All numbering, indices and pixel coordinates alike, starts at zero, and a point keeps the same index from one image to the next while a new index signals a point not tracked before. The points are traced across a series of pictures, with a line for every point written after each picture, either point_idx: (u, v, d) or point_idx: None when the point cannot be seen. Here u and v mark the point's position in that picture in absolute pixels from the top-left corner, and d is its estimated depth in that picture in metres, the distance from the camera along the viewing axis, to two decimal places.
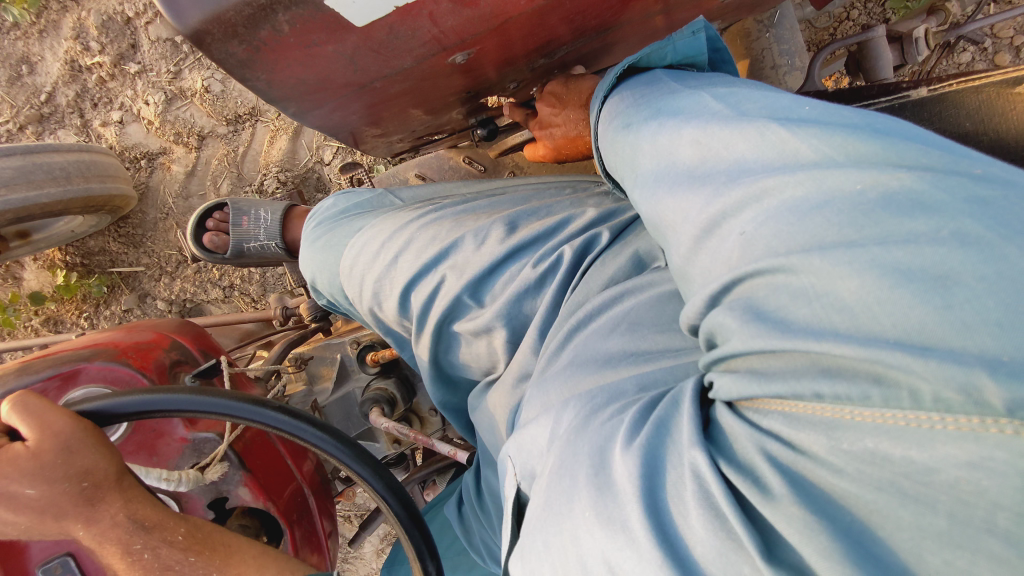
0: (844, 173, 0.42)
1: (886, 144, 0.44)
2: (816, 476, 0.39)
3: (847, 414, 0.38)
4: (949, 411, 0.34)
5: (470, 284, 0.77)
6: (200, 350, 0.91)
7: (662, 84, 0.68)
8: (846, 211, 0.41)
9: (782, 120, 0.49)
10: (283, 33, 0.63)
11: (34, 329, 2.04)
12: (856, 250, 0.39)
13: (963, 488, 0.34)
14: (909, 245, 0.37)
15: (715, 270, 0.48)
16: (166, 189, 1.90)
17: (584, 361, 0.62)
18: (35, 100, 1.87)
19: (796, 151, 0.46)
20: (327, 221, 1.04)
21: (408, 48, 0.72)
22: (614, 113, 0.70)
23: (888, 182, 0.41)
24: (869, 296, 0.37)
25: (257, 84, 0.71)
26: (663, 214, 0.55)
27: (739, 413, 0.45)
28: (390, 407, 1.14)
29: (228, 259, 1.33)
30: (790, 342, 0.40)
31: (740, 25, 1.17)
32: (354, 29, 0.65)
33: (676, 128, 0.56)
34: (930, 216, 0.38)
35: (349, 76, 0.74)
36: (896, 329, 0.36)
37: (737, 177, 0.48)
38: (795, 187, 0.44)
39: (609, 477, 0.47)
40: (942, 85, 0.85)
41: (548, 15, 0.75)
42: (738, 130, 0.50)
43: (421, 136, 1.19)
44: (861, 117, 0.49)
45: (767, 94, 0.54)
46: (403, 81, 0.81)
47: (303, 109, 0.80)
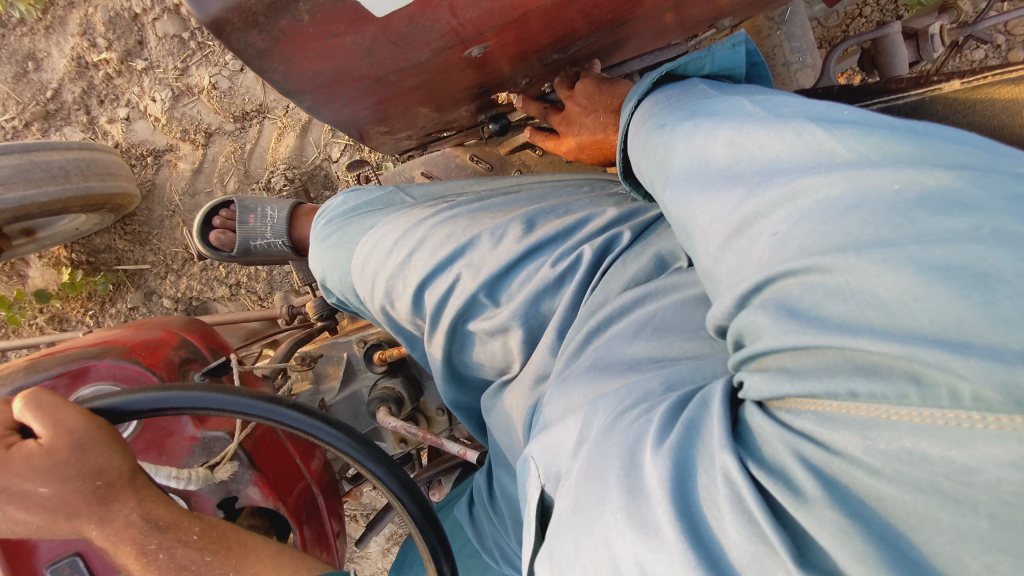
0: (879, 171, 0.45)
1: (924, 145, 0.47)
2: (850, 476, 0.41)
3: (883, 413, 0.40)
4: (989, 410, 0.36)
5: (486, 283, 0.76)
6: (209, 348, 0.90)
7: (697, 89, 0.68)
8: (882, 210, 0.43)
9: (819, 121, 0.52)
10: (303, 23, 0.62)
11: (39, 327, 2.03)
12: (892, 249, 0.41)
13: (1005, 489, 0.35)
14: (946, 244, 0.40)
15: (744, 270, 0.51)
16: (173, 186, 1.89)
17: (608, 363, 0.62)
18: (41, 97, 1.87)
19: (833, 150, 0.49)
20: (338, 218, 1.03)
21: (426, 40, 0.71)
22: (648, 115, 0.70)
23: (925, 181, 0.43)
24: (906, 293, 0.40)
25: (274, 76, 0.70)
26: (691, 215, 0.58)
27: (773, 414, 0.47)
28: (397, 406, 1.14)
29: (234, 258, 1.31)
30: (828, 339, 0.43)
31: (752, 21, 1.16)
32: (373, 19, 0.64)
33: (709, 129, 0.59)
34: (967, 214, 0.41)
35: (366, 68, 0.73)
36: (935, 326, 0.38)
37: (771, 176, 0.51)
38: (830, 187, 0.47)
39: (641, 475, 0.49)
40: (976, 77, 0.84)
41: (567, 7, 0.74)
42: (774, 131, 0.53)
43: (430, 133, 1.17)
44: (898, 121, 0.52)
45: (806, 100, 0.57)
46: (419, 75, 0.80)
47: (318, 102, 0.79)
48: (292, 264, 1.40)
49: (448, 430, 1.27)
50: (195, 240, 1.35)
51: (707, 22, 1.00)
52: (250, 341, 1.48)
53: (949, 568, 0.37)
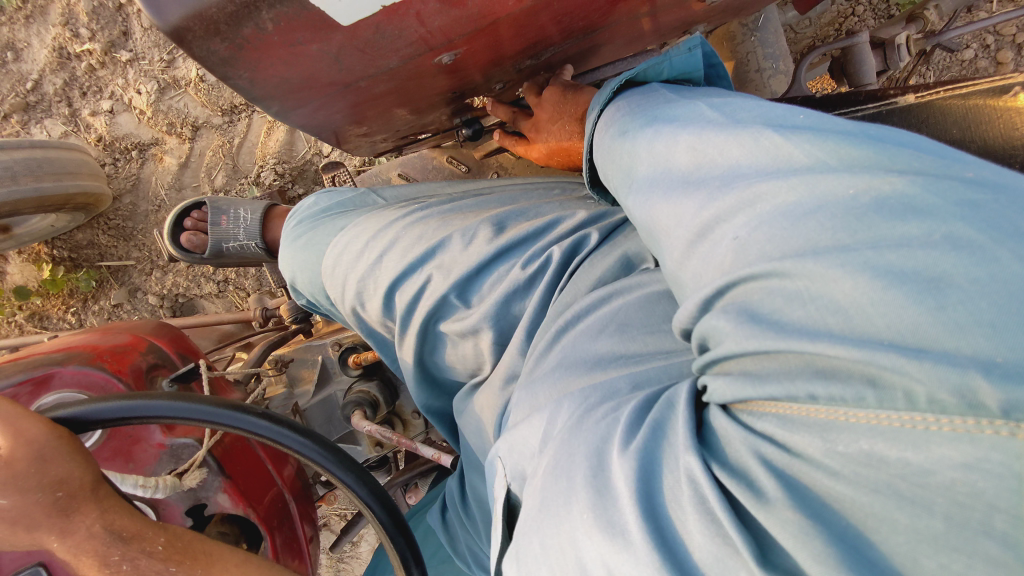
0: (836, 178, 0.47)
1: (879, 149, 0.48)
2: (811, 477, 0.41)
3: (841, 415, 0.41)
4: (944, 411, 0.37)
5: (457, 284, 0.76)
6: (177, 353, 0.89)
7: (657, 94, 0.69)
8: (839, 215, 0.45)
9: (776, 127, 0.53)
10: (267, 31, 0.61)
11: (18, 324, 2.00)
12: (850, 254, 0.42)
13: (959, 490, 0.36)
14: (901, 248, 0.41)
15: (708, 273, 0.52)
16: (158, 181, 1.87)
17: (573, 361, 0.63)
18: (21, 88, 1.84)
19: (790, 156, 0.50)
20: (308, 220, 1.02)
21: (394, 48, 0.70)
22: (611, 122, 0.70)
23: (880, 186, 0.45)
24: (865, 297, 0.41)
25: (239, 83, 0.69)
26: (656, 218, 0.59)
27: (735, 416, 0.48)
28: (372, 410, 1.14)
29: (208, 259, 1.29)
30: (790, 343, 0.43)
31: (726, 27, 1.17)
32: (339, 28, 0.63)
33: (671, 135, 0.59)
34: (923, 220, 0.42)
35: (334, 75, 0.73)
36: (891, 332, 0.40)
37: (730, 181, 0.52)
38: (788, 192, 0.48)
39: (606, 474, 0.49)
40: (929, 92, 0.87)
41: (539, 14, 0.74)
42: (733, 137, 0.54)
43: (405, 135, 1.17)
44: (856, 125, 0.53)
45: (761, 103, 0.58)
46: (388, 81, 0.79)
47: (286, 108, 0.78)
48: (268, 266, 1.38)
49: (424, 433, 1.26)
50: (167, 241, 1.32)
51: (681, 28, 1.01)
52: (224, 343, 1.46)
53: (906, 569, 0.38)
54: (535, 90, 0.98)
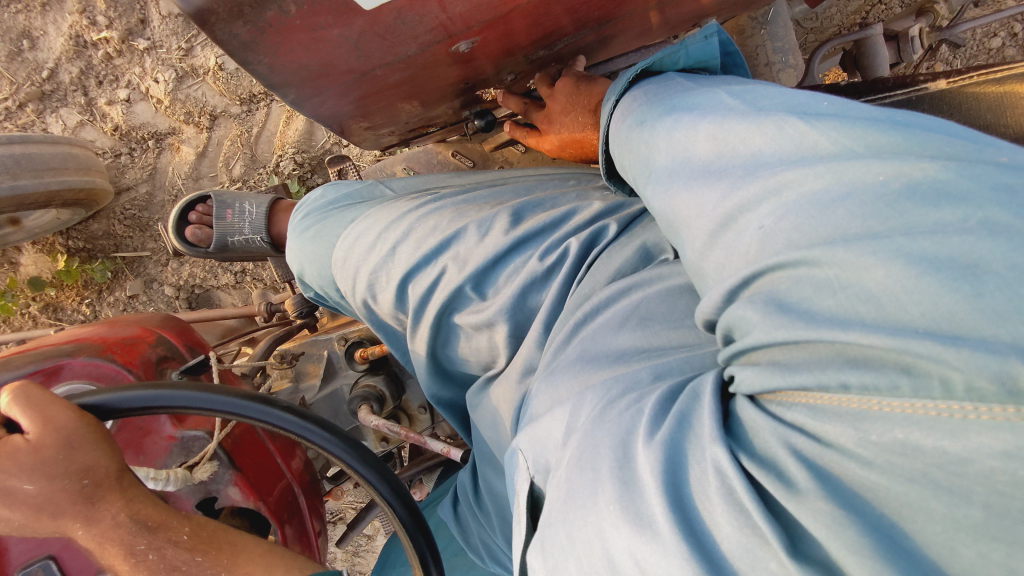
0: (865, 164, 0.46)
1: (907, 135, 0.48)
2: (843, 468, 0.41)
3: (875, 404, 0.41)
4: (982, 400, 0.36)
5: (473, 276, 0.75)
6: (187, 346, 0.88)
7: (674, 83, 0.68)
8: (869, 202, 0.44)
9: (800, 114, 0.53)
10: (290, 15, 0.60)
11: (33, 316, 1.98)
12: (882, 241, 0.42)
13: (998, 479, 0.36)
14: (936, 234, 0.40)
15: (733, 263, 0.52)
16: (176, 170, 1.86)
17: (595, 354, 0.62)
18: (37, 77, 1.81)
19: (816, 144, 0.50)
20: (315, 212, 1.01)
21: (413, 34, 0.70)
22: (627, 112, 0.70)
23: (911, 172, 0.44)
24: (898, 284, 0.40)
25: (258, 68, 0.68)
26: (677, 207, 0.58)
27: (765, 407, 0.47)
28: (379, 404, 1.14)
29: (212, 253, 1.28)
30: (820, 332, 0.43)
31: (735, 21, 1.16)
32: (362, 12, 0.62)
33: (691, 124, 0.59)
34: (957, 206, 0.41)
35: (352, 62, 0.72)
36: (926, 319, 0.39)
37: (754, 170, 0.51)
38: (815, 179, 0.48)
39: (631, 466, 0.49)
40: (965, 77, 0.88)
41: (554, 4, 0.74)
42: (755, 125, 0.54)
43: (413, 128, 1.15)
44: (883, 111, 0.52)
45: (782, 90, 0.57)
46: (405, 70, 0.78)
47: (301, 96, 0.77)
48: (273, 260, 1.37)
49: (431, 428, 1.26)
50: (169, 235, 1.30)
51: (690, 22, 1.01)
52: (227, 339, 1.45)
53: (942, 558, 0.38)
54: (547, 81, 0.97)
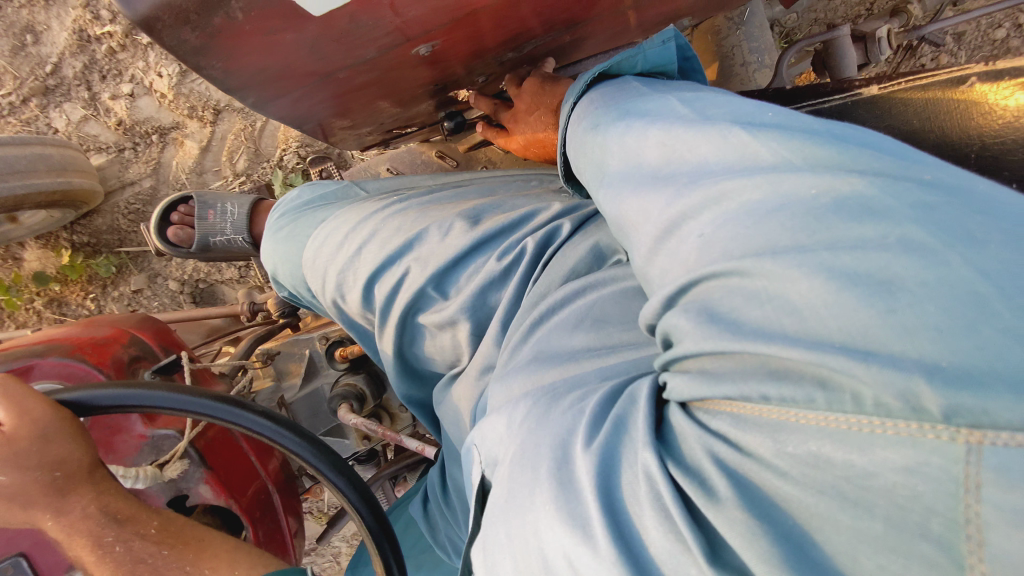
0: (800, 177, 0.46)
1: (842, 150, 0.48)
2: (760, 477, 0.42)
3: (792, 416, 0.41)
4: (888, 415, 0.37)
5: (435, 276, 0.77)
6: (160, 346, 0.90)
7: (630, 87, 0.69)
8: (800, 215, 0.45)
9: (744, 124, 0.53)
10: (238, 20, 0.62)
11: (36, 311, 2.01)
12: (807, 255, 0.42)
13: (899, 492, 0.36)
14: (855, 250, 0.41)
15: (674, 270, 0.52)
16: (179, 165, 1.88)
17: (547, 355, 0.63)
18: (40, 71, 1.80)
19: (756, 154, 0.50)
20: (292, 212, 1.02)
21: (372, 37, 0.71)
22: (585, 113, 0.70)
23: (841, 187, 0.45)
24: (820, 298, 0.41)
25: (213, 73, 0.69)
26: (625, 213, 0.59)
27: (693, 413, 0.48)
28: (359, 402, 1.16)
29: (194, 253, 1.31)
30: (746, 343, 0.44)
31: (711, 21, 1.17)
32: (312, 17, 0.64)
33: (642, 129, 0.60)
34: (879, 222, 0.42)
35: (312, 64, 0.73)
36: (842, 333, 0.40)
37: (697, 178, 0.52)
38: (752, 190, 0.48)
39: (567, 471, 0.50)
40: (891, 83, 0.88)
41: (521, 5, 0.74)
42: (702, 134, 0.54)
43: (391, 128, 1.16)
44: (823, 123, 0.52)
45: (733, 99, 0.58)
46: (369, 72, 0.79)
47: (264, 99, 0.79)
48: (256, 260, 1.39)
49: (411, 426, 1.27)
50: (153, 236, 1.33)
51: (665, 23, 1.01)
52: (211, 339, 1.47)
53: (847, 569, 0.38)
54: (517, 82, 0.97)
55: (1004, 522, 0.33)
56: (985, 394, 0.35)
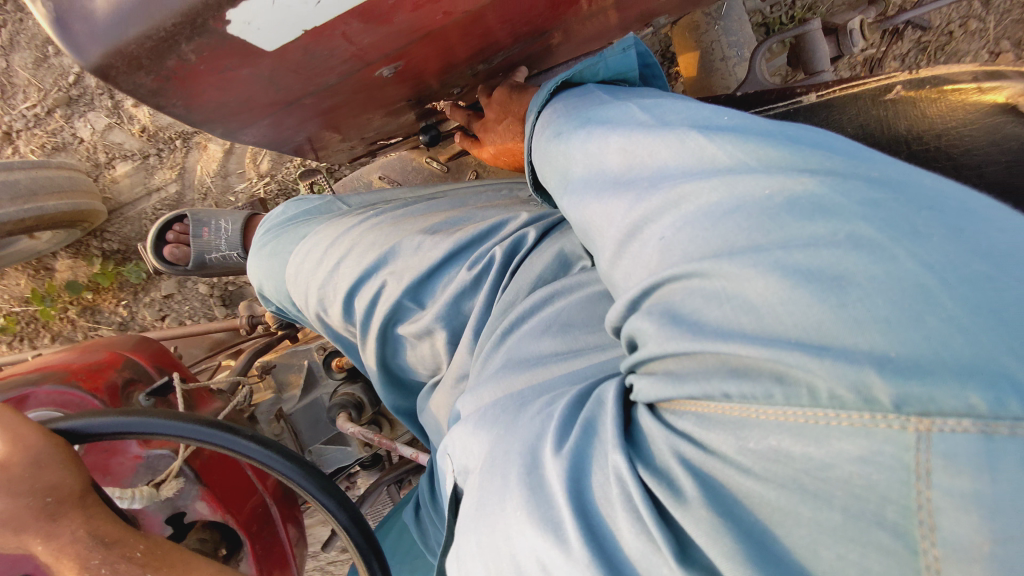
0: (754, 178, 0.46)
1: (794, 150, 0.48)
2: (723, 474, 0.42)
3: (754, 413, 0.41)
4: (843, 407, 0.37)
5: (409, 289, 0.78)
6: (156, 368, 0.92)
7: (592, 95, 0.70)
8: (754, 216, 0.45)
9: (701, 129, 0.53)
10: (191, 62, 0.57)
11: (70, 320, 1.88)
12: (761, 254, 0.43)
13: (856, 483, 0.36)
14: (809, 246, 0.41)
15: (638, 272, 0.52)
16: (204, 169, 1.75)
17: (518, 360, 0.65)
18: (63, 82, 1.65)
19: (714, 157, 0.50)
20: (276, 228, 1.04)
21: (329, 66, 0.66)
22: (546, 123, 0.72)
23: (794, 187, 0.45)
24: (775, 295, 0.41)
25: (174, 110, 0.65)
26: (589, 219, 0.60)
27: (661, 416, 0.48)
28: (357, 411, 1.18)
29: (191, 271, 1.32)
30: (706, 343, 0.44)
31: (690, 17, 1.18)
32: (265, 53, 0.59)
33: (602, 136, 0.60)
34: (829, 219, 0.42)
35: (274, 96, 0.69)
36: (798, 329, 0.40)
37: (658, 183, 0.52)
38: (710, 193, 0.48)
39: (542, 479, 0.50)
40: (829, 90, 0.91)
41: (490, 17, 0.69)
42: (660, 138, 0.54)
43: (375, 141, 1.18)
44: (779, 126, 0.52)
45: (691, 105, 0.58)
46: (337, 96, 0.75)
47: (232, 129, 0.76)
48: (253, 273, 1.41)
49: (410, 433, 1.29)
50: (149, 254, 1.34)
51: (642, 20, 1.03)
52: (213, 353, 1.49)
53: (807, 560, 0.38)
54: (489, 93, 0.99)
55: (952, 506, 0.33)
56: (931, 382, 0.35)
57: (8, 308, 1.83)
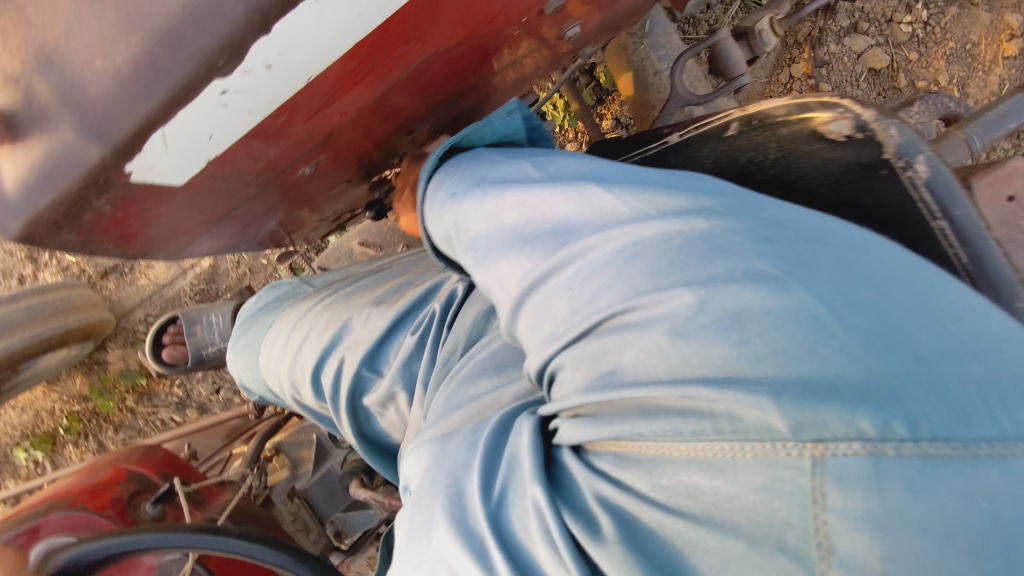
0: (650, 224, 0.46)
1: (687, 197, 0.48)
2: (639, 512, 0.40)
3: (667, 450, 0.39)
4: (747, 439, 0.36)
5: (366, 357, 0.82)
6: (159, 474, 0.97)
7: (482, 156, 0.71)
8: (655, 259, 0.44)
9: (597, 182, 0.52)
10: (108, 212, 0.63)
11: (131, 408, 1.83)
12: (667, 293, 0.41)
13: (760, 512, 0.35)
14: (707, 284, 0.40)
15: (544, 326, 0.50)
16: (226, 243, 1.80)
17: (455, 404, 0.64)
18: None
19: (613, 209, 0.49)
20: (247, 318, 1.09)
21: (244, 183, 0.71)
22: (439, 187, 0.70)
23: (689, 228, 0.44)
24: (678, 334, 0.40)
25: (111, 250, 0.72)
26: (495, 279, 0.56)
27: (584, 456, 0.46)
28: (369, 476, 1.21)
29: (191, 368, 1.38)
30: (620, 392, 0.42)
31: (617, 41, 1.22)
32: (175, 188, 0.64)
33: (497, 194, 0.59)
34: (727, 259, 0.41)
35: (201, 217, 0.74)
36: (704, 368, 0.38)
37: (564, 238, 0.50)
38: (612, 241, 0.47)
39: (464, 516, 0.50)
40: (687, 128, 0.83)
41: (393, 97, 0.70)
42: (559, 192, 0.53)
43: (341, 215, 1.21)
44: (666, 177, 0.54)
45: (580, 163, 0.59)
46: (266, 201, 0.80)
47: (176, 250, 0.81)
48: None
49: None
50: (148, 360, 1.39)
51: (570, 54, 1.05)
52: (229, 441, 1.53)
53: None
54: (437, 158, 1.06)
55: (847, 528, 0.33)
56: (825, 410, 0.34)
57: (69, 407, 1.82)
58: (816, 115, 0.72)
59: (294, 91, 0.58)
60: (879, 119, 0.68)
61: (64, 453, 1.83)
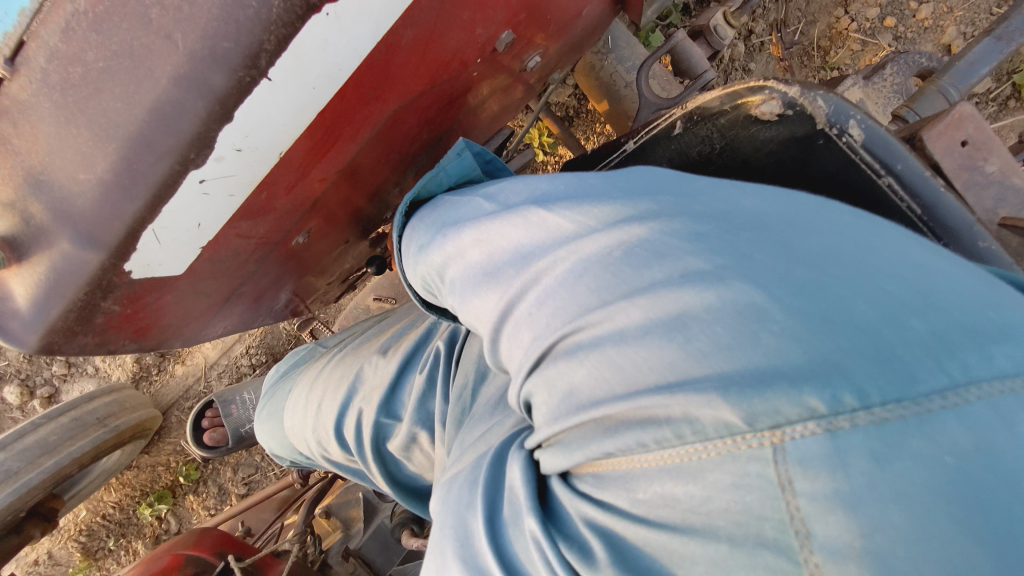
0: (591, 239, 0.47)
1: (623, 202, 0.50)
2: (624, 529, 0.42)
3: (638, 463, 0.41)
4: (707, 439, 0.37)
5: (382, 405, 0.85)
6: (214, 553, 1.02)
7: (441, 201, 0.74)
8: (599, 275, 0.45)
9: (540, 204, 0.55)
10: (118, 311, 0.68)
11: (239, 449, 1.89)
12: (611, 309, 0.43)
13: (734, 509, 0.36)
14: (649, 291, 0.42)
15: (517, 353, 0.52)
16: None
17: (464, 447, 0.66)
18: None
19: (558, 227, 0.51)
20: (269, 391, 1.13)
21: (242, 261, 0.75)
22: (411, 238, 0.73)
23: (629, 238, 0.46)
24: (630, 346, 0.41)
25: (132, 346, 0.78)
26: (473, 314, 0.58)
27: (570, 481, 0.48)
28: (419, 524, 1.23)
29: (233, 448, 1.42)
30: (582, 413, 0.44)
31: (584, 60, 1.26)
32: (176, 278, 0.68)
33: (457, 235, 0.61)
34: (664, 263, 0.43)
35: (208, 300, 0.78)
36: (655, 373, 0.40)
37: (522, 263, 0.52)
38: (560, 263, 0.48)
39: (474, 556, 0.52)
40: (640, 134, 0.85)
41: (365, 161, 0.75)
42: (508, 221, 0.55)
43: (347, 276, 1.25)
44: (608, 181, 0.55)
45: (524, 183, 0.61)
46: (270, 273, 0.84)
47: (192, 335, 0.86)
48: None
49: None
50: (190, 446, 1.44)
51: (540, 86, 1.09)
52: (282, 512, 1.57)
53: None
54: None
55: (819, 510, 0.34)
56: (773, 394, 0.36)
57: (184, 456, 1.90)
58: (747, 98, 0.74)
59: (269, 168, 0.62)
60: (804, 92, 0.70)
61: (186, 504, 1.92)
